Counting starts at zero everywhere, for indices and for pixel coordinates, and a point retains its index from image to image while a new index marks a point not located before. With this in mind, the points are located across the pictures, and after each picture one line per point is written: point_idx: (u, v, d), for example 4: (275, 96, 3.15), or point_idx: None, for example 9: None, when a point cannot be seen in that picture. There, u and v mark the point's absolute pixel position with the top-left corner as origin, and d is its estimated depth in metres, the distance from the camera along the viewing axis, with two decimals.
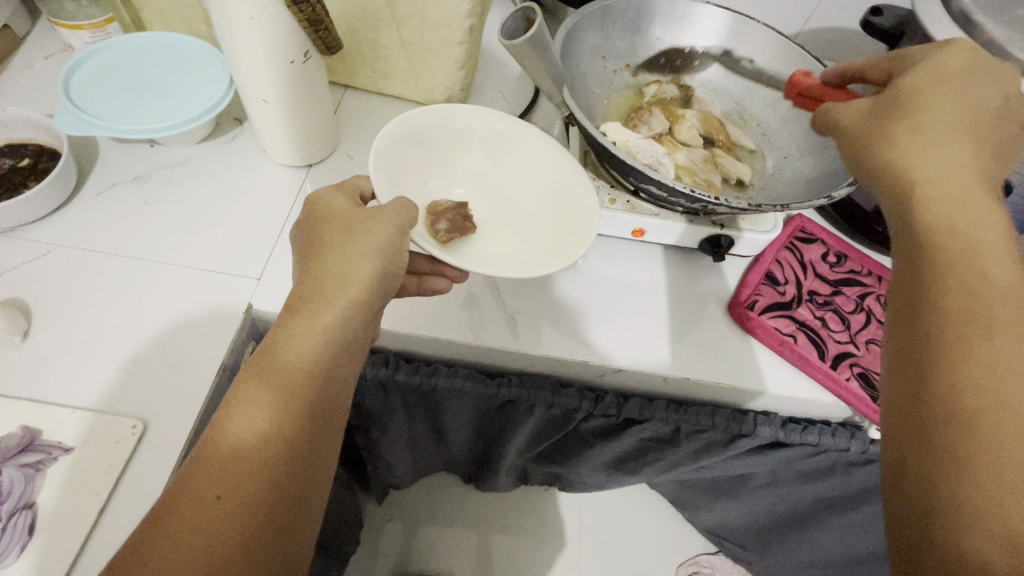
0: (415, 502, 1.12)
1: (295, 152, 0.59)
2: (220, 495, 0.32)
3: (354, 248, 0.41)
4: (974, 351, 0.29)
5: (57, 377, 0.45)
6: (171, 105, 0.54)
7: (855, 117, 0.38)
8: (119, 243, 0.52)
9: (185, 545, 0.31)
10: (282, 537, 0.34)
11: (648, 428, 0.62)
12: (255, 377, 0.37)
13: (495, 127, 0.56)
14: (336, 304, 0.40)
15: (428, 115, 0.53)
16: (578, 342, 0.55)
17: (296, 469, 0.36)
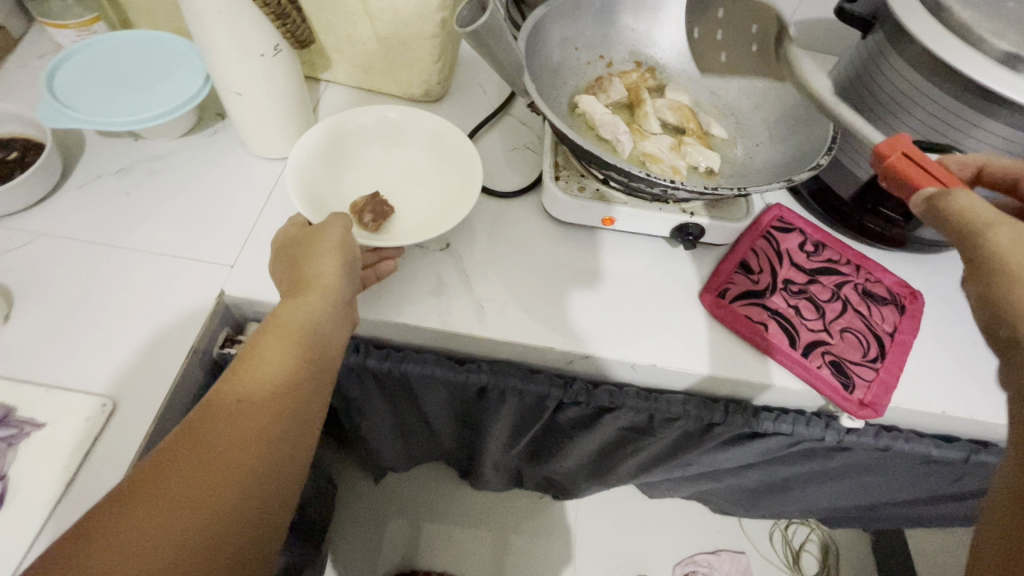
0: (408, 499, 1.13)
1: (272, 143, 0.60)
2: (244, 393, 0.37)
3: (323, 248, 0.45)
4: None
5: (35, 358, 0.47)
6: (151, 98, 0.56)
7: (1019, 249, 0.31)
8: (100, 231, 0.54)
9: (206, 448, 0.34)
10: (288, 459, 0.37)
11: (622, 417, 0.62)
12: (270, 324, 0.41)
13: (390, 117, 0.60)
14: (321, 285, 0.43)
15: (321, 130, 0.57)
16: (545, 329, 0.56)
17: (303, 401, 0.39)
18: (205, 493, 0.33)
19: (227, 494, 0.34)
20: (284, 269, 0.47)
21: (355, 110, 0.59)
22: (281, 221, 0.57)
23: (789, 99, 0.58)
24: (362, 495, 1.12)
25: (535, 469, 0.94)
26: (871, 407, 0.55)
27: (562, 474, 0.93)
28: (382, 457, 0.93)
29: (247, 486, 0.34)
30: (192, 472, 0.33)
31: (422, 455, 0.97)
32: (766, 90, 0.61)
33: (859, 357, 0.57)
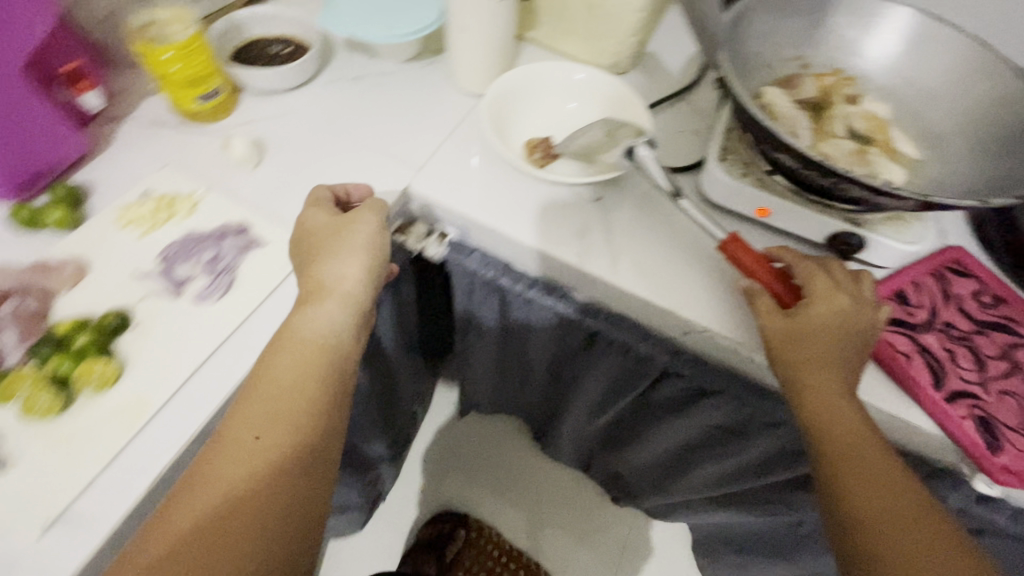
0: (480, 447, 1.20)
1: (474, 80, 0.69)
2: (253, 439, 0.39)
3: (345, 251, 0.49)
4: (865, 477, 0.44)
5: (268, 195, 0.59)
6: (394, 20, 0.67)
7: (775, 330, 0.51)
8: (332, 119, 0.67)
9: (223, 492, 0.38)
10: (304, 490, 0.40)
11: (721, 406, 0.62)
12: (282, 352, 0.44)
13: (577, 76, 0.65)
14: (337, 294, 0.47)
15: (516, 75, 0.63)
16: (673, 293, 0.57)
17: (304, 443, 0.41)
18: (223, 527, 0.36)
19: (248, 522, 0.37)
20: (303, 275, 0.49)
21: (550, 64, 0.65)
22: (465, 143, 0.66)
23: (1006, 129, 0.54)
24: (442, 429, 1.21)
25: (607, 455, 0.96)
26: (1017, 477, 0.49)
27: (632, 471, 0.94)
28: (475, 390, 1.01)
29: (265, 532, 0.37)
30: (220, 476, 0.38)
31: (508, 403, 1.04)
32: (980, 118, 0.57)
33: (1015, 423, 0.51)
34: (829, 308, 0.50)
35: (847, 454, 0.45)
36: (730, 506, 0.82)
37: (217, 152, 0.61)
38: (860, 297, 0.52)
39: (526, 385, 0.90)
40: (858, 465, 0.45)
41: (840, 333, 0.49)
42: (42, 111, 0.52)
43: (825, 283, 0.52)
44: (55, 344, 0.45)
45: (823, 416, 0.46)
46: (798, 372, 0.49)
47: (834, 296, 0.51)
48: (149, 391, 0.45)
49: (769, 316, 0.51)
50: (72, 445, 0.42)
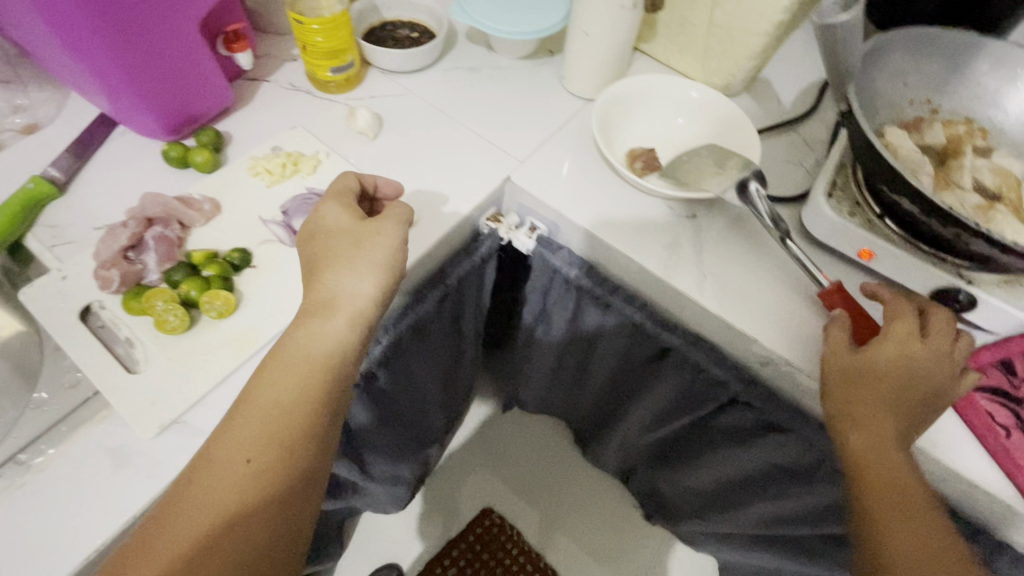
0: (519, 442, 1.22)
1: (584, 83, 0.71)
2: (244, 463, 0.38)
3: (362, 265, 0.47)
4: (911, 526, 0.44)
5: (381, 167, 0.63)
6: (521, 17, 0.68)
7: (836, 366, 0.50)
8: (445, 103, 0.70)
9: (203, 518, 0.37)
10: (290, 518, 0.40)
11: (788, 445, 0.60)
12: (280, 369, 0.43)
13: (691, 93, 0.65)
14: (348, 311, 0.46)
15: (631, 84, 0.65)
16: (757, 321, 0.57)
17: (290, 472, 0.40)
18: (206, 552, 0.36)
19: (231, 549, 0.37)
20: (312, 281, 0.48)
21: (668, 78, 0.66)
22: (568, 143, 0.68)
23: None
24: (484, 418, 1.23)
25: (650, 471, 0.95)
26: None
27: (673, 492, 0.93)
28: (526, 386, 1.02)
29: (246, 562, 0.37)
30: (205, 499, 0.37)
31: (556, 404, 1.05)
32: None
33: None
34: (895, 350, 0.49)
35: (880, 491, 0.45)
36: (770, 546, 0.79)
37: (341, 120, 0.66)
38: (939, 349, 0.49)
39: (581, 389, 0.91)
40: (898, 506, 0.44)
41: (904, 379, 0.48)
42: (203, 59, 0.59)
43: (904, 328, 0.50)
44: (186, 268, 0.51)
45: (872, 458, 0.46)
46: (848, 410, 0.48)
47: (908, 341, 0.49)
48: (260, 326, 0.50)
49: (835, 349, 0.51)
50: (193, 362, 0.47)
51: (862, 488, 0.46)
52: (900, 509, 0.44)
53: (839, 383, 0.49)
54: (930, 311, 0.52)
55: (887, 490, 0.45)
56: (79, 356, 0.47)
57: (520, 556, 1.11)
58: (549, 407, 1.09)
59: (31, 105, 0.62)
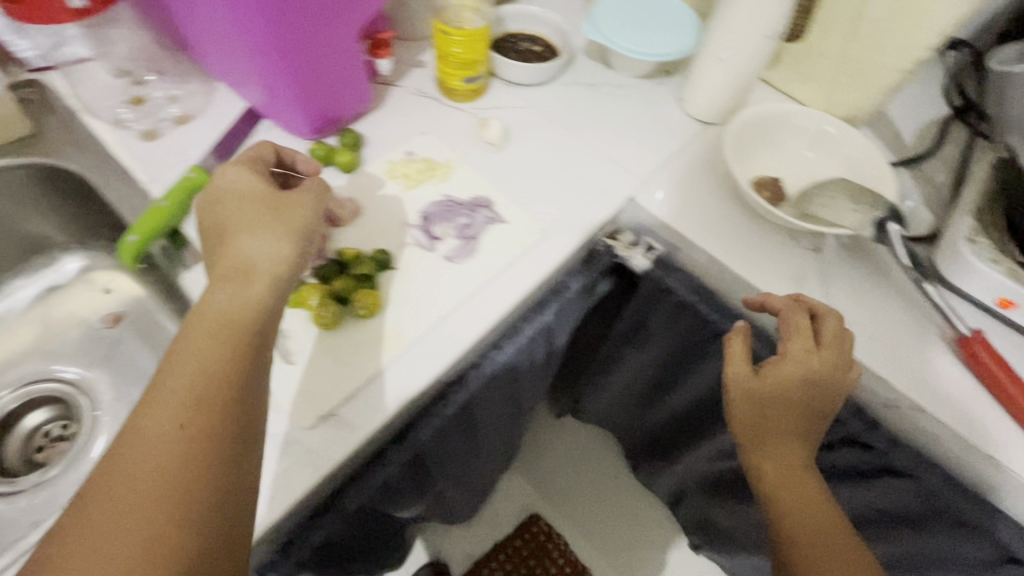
0: (578, 451, 1.21)
1: (707, 107, 0.71)
2: (175, 429, 0.35)
3: (266, 227, 0.45)
4: (823, 547, 0.48)
5: (507, 178, 0.64)
6: (650, 39, 0.68)
7: (736, 381, 0.53)
8: (566, 118, 0.71)
9: (126, 500, 0.33)
10: (225, 482, 0.36)
11: (903, 491, 0.59)
12: (197, 332, 0.40)
13: (826, 125, 0.64)
14: (258, 265, 0.43)
15: (766, 111, 0.64)
16: (887, 362, 0.56)
17: (219, 431, 0.36)
18: (135, 531, 0.32)
19: (164, 525, 0.33)
20: (213, 248, 0.46)
21: (804, 108, 0.65)
22: (688, 167, 0.68)
23: None
24: (543, 424, 1.22)
25: (711, 501, 0.94)
26: None
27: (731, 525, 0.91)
28: (593, 400, 1.02)
29: (180, 537, 0.33)
30: (128, 484, 0.34)
31: (617, 422, 1.05)
32: None
33: None
34: (792, 364, 0.52)
35: (788, 519, 0.50)
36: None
37: (470, 129, 0.67)
38: (835, 358, 0.52)
39: (652, 410, 0.91)
40: (817, 536, 0.49)
41: (807, 399, 0.52)
42: (354, 66, 0.61)
43: (802, 342, 0.52)
44: (336, 266, 0.53)
45: (778, 484, 0.51)
46: (758, 437, 0.53)
47: (808, 355, 0.52)
48: (405, 328, 0.52)
49: (736, 364, 0.54)
50: (345, 357, 0.49)
51: (776, 518, 0.51)
52: (813, 523, 0.49)
53: (742, 406, 0.53)
54: (820, 311, 0.55)
55: (797, 506, 0.50)
56: None
57: None
58: (609, 425, 1.08)
59: (185, 97, 0.65)
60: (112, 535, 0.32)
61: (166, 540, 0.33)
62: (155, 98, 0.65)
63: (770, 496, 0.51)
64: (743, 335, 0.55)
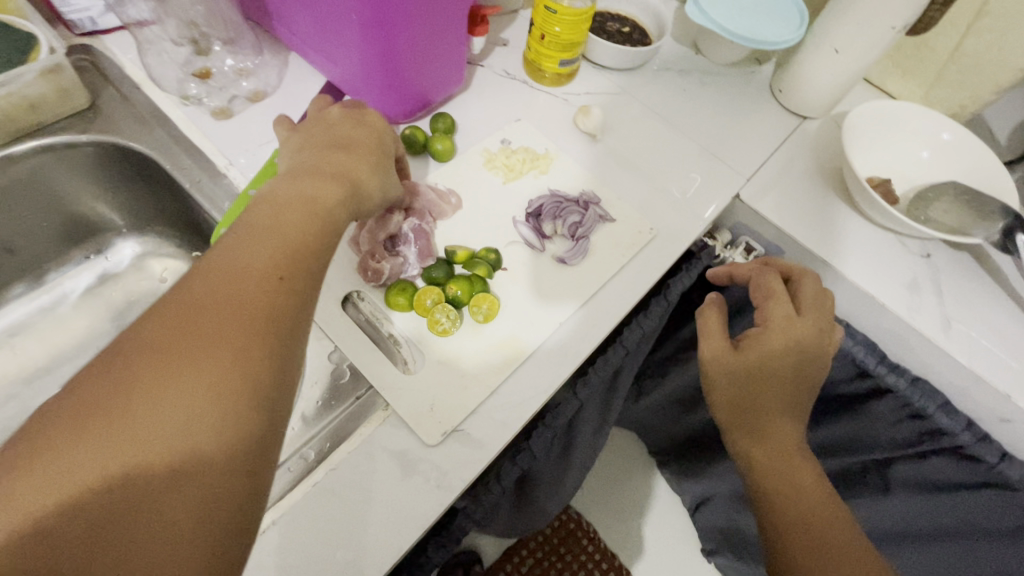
0: (610, 454, 1.16)
1: (807, 102, 0.67)
2: (275, 278, 0.31)
3: (360, 151, 0.43)
4: (806, 519, 0.46)
5: (607, 171, 0.60)
6: (757, 25, 0.63)
7: (717, 357, 0.51)
8: (661, 107, 0.67)
9: (191, 330, 0.28)
10: (289, 341, 0.31)
11: (1001, 505, 0.57)
12: (278, 204, 0.36)
13: (942, 130, 0.62)
14: (348, 179, 0.40)
15: (881, 107, 0.62)
16: (1004, 376, 0.54)
17: (301, 286, 0.32)
18: (196, 358, 0.27)
19: (227, 362, 0.28)
20: (308, 142, 0.44)
21: (921, 110, 0.63)
22: (789, 165, 0.65)
23: None
24: None
25: (747, 508, 0.92)
26: None
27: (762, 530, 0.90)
28: (632, 404, 0.99)
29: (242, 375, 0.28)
30: (202, 311, 0.29)
31: (652, 425, 1.02)
32: None
33: None
34: (773, 333, 0.50)
35: (773, 498, 0.48)
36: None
37: (567, 117, 0.63)
38: (818, 321, 0.50)
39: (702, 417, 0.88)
40: (802, 515, 0.46)
41: (795, 364, 0.49)
42: (455, 46, 0.56)
43: (782, 307, 0.51)
44: (446, 266, 0.50)
45: (762, 461, 0.49)
46: (738, 408, 0.50)
47: (791, 322, 0.50)
48: (522, 336, 0.48)
49: (717, 341, 0.52)
50: (463, 366, 0.46)
51: (761, 500, 0.48)
52: (801, 493, 0.47)
53: (721, 382, 0.51)
54: (795, 273, 0.54)
55: (787, 482, 0.47)
56: (346, 349, 0.46)
57: (596, 554, 1.07)
58: (643, 426, 1.06)
59: (256, 70, 0.60)
60: (190, 376, 0.27)
61: (245, 401, 0.28)
62: (225, 73, 0.59)
63: (754, 476, 0.49)
64: (717, 307, 0.53)
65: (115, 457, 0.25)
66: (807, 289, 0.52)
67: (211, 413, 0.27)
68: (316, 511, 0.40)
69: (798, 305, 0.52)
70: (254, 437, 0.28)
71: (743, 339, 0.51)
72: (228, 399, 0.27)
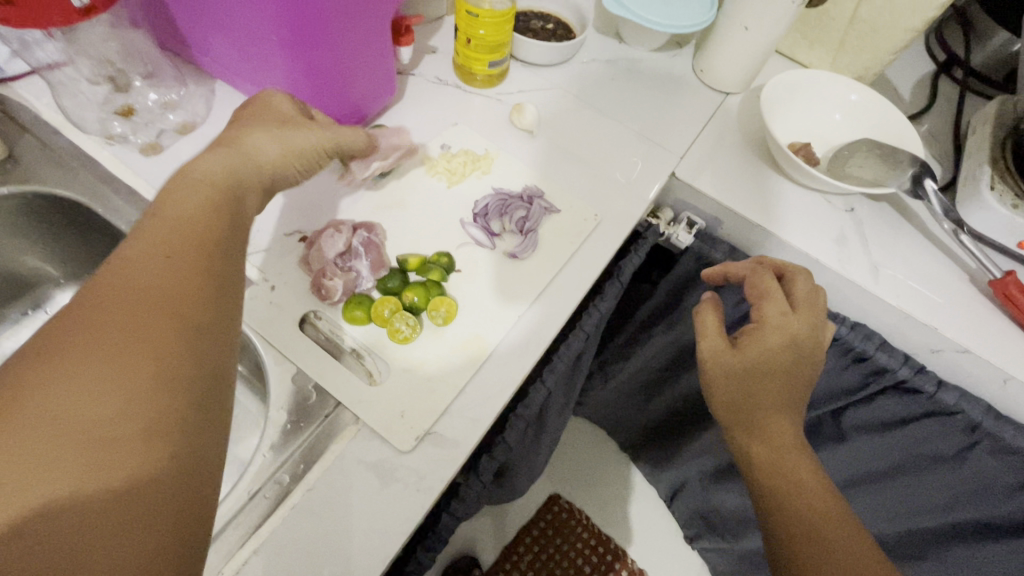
0: (593, 446, 1.18)
1: (727, 78, 0.71)
2: (171, 262, 0.31)
3: (263, 126, 0.42)
4: (807, 512, 0.46)
5: (548, 164, 0.61)
6: (672, 10, 0.66)
7: (716, 354, 0.53)
8: (593, 98, 0.69)
9: (100, 325, 0.28)
10: (203, 324, 0.31)
11: (945, 429, 0.63)
12: (174, 186, 0.35)
13: (850, 92, 0.67)
14: (247, 156, 0.39)
15: (794, 77, 0.66)
16: (929, 311, 0.59)
17: (206, 267, 0.32)
18: (108, 354, 0.27)
19: (139, 353, 0.28)
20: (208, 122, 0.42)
21: (830, 76, 0.67)
22: (718, 140, 0.68)
23: None
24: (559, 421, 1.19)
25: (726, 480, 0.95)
26: None
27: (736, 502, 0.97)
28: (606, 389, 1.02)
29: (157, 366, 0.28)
30: (107, 305, 0.29)
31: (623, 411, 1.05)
32: None
33: None
34: (769, 331, 0.52)
35: (774, 492, 0.48)
36: (913, 556, 0.77)
37: (503, 117, 0.65)
38: (811, 318, 0.54)
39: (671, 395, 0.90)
40: (803, 506, 0.47)
41: (791, 361, 0.52)
42: (384, 58, 0.56)
43: (778, 307, 0.53)
44: (401, 275, 0.50)
45: (762, 455, 0.50)
46: (737, 403, 0.52)
47: (788, 321, 0.53)
48: (483, 332, 0.49)
49: (714, 339, 0.54)
50: (427, 370, 0.47)
51: (762, 495, 0.49)
52: (799, 482, 0.48)
53: (718, 379, 0.53)
54: (787, 272, 0.57)
55: (783, 475, 0.48)
56: (309, 370, 0.46)
57: (589, 539, 1.10)
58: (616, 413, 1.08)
59: (181, 102, 0.59)
60: (112, 367, 0.27)
61: (163, 388, 0.28)
62: (149, 108, 0.58)
63: (754, 471, 0.50)
64: (714, 308, 0.56)
65: (44, 453, 0.25)
66: (801, 287, 0.55)
67: (139, 401, 0.27)
68: (294, 532, 0.40)
69: (794, 302, 0.55)
70: (181, 422, 0.28)
71: (740, 338, 0.54)
72: (162, 381, 0.28)
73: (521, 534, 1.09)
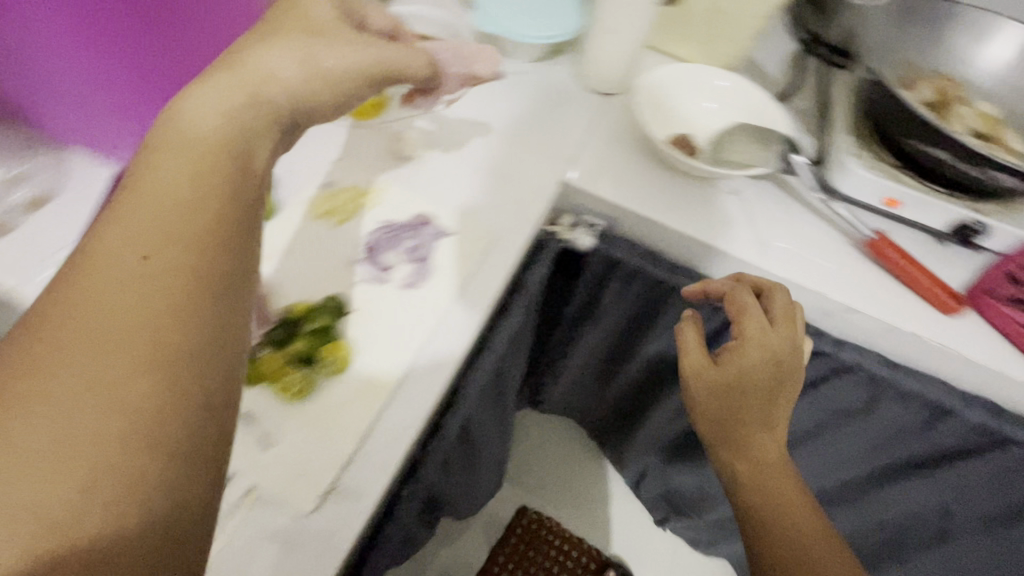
0: (550, 450, 1.20)
1: (605, 80, 0.72)
2: (143, 261, 0.28)
3: (206, 80, 0.33)
4: None
5: (437, 188, 0.61)
6: (542, 25, 0.70)
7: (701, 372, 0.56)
8: (477, 115, 0.69)
9: (67, 346, 0.26)
10: (178, 362, 0.27)
11: (850, 385, 0.66)
12: (149, 160, 0.31)
13: (717, 81, 0.70)
14: (202, 133, 0.32)
15: (664, 74, 0.70)
16: (816, 278, 0.62)
17: (188, 281, 0.29)
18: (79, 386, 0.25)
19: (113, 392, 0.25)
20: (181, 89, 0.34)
21: (697, 68, 0.71)
22: (604, 142, 0.70)
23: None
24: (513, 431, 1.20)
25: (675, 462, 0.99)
26: None
27: (692, 482, 1.00)
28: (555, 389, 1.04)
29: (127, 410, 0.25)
30: (78, 324, 0.26)
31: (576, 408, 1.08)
32: None
33: None
34: (746, 348, 0.54)
35: None
36: (860, 498, 0.82)
37: (388, 146, 0.64)
38: (790, 331, 0.55)
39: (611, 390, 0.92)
40: None
41: (772, 377, 0.54)
42: None
43: (757, 323, 0.54)
44: (288, 326, 0.48)
45: None
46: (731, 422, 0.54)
47: (765, 334, 0.54)
48: (382, 371, 0.48)
49: (699, 360, 0.56)
50: (325, 422, 0.45)
51: None
52: None
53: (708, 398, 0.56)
54: (765, 287, 0.58)
55: None
56: None
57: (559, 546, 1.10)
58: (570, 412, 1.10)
59: (29, 175, 0.54)
60: (81, 405, 0.25)
61: (129, 443, 0.25)
62: None
63: None
64: (693, 324, 0.58)
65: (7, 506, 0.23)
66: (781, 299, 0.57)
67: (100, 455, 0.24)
68: None
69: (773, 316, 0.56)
70: (154, 488, 0.25)
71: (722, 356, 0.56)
72: (135, 438, 0.25)
73: (492, 554, 1.07)
